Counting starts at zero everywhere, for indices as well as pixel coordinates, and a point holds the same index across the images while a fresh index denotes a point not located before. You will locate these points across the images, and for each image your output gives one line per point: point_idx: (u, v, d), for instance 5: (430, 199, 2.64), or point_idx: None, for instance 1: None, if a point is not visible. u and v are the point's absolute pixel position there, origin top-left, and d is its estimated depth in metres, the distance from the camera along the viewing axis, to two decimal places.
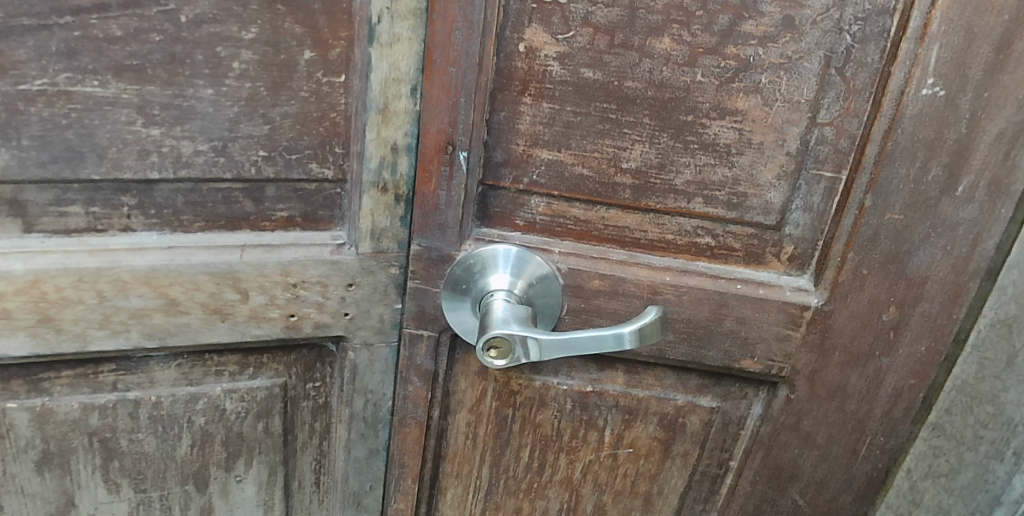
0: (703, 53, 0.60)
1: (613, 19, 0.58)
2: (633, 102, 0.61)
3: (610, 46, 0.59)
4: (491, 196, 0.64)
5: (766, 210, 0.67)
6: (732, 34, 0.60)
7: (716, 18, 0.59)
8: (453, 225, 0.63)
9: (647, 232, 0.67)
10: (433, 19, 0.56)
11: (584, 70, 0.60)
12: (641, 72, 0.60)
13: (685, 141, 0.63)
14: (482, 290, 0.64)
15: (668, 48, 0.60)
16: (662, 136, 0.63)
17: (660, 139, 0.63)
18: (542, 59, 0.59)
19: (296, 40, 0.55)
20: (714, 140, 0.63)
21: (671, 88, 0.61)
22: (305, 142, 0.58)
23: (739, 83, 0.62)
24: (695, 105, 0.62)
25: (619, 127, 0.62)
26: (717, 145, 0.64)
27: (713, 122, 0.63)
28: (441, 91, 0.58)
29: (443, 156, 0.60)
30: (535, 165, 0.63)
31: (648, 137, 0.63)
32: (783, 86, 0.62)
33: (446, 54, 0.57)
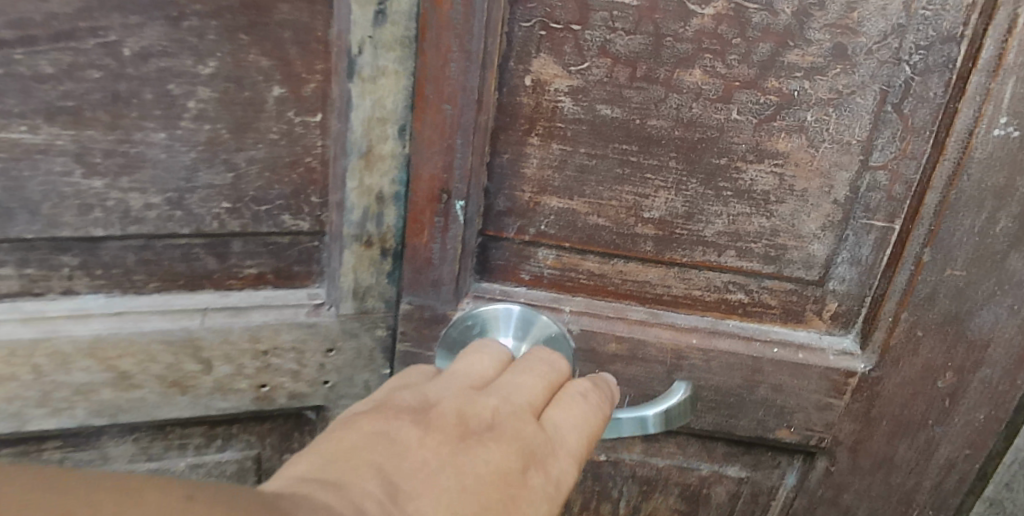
0: (740, 87, 0.53)
1: (636, 49, 0.51)
2: (658, 142, 0.54)
3: (631, 79, 0.52)
4: (493, 248, 0.57)
5: (807, 264, 0.60)
6: (774, 66, 0.52)
7: (756, 47, 0.51)
8: (449, 282, 0.54)
9: (672, 287, 0.60)
10: (424, 49, 0.48)
11: (601, 106, 0.52)
12: (667, 108, 0.53)
13: (717, 187, 0.56)
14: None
15: (700, 82, 0.52)
16: (691, 182, 0.56)
17: (688, 186, 0.56)
18: (552, 93, 0.52)
19: (262, 74, 0.47)
20: (751, 186, 0.56)
21: (702, 127, 0.54)
22: (276, 192, 0.50)
23: (781, 122, 0.54)
24: (729, 147, 0.55)
25: (640, 171, 0.55)
26: (754, 192, 0.57)
27: (749, 166, 0.55)
28: (435, 132, 0.50)
29: (437, 206, 0.52)
30: (543, 213, 0.56)
31: (674, 184, 0.56)
32: (831, 126, 0.55)
33: (440, 89, 0.48)
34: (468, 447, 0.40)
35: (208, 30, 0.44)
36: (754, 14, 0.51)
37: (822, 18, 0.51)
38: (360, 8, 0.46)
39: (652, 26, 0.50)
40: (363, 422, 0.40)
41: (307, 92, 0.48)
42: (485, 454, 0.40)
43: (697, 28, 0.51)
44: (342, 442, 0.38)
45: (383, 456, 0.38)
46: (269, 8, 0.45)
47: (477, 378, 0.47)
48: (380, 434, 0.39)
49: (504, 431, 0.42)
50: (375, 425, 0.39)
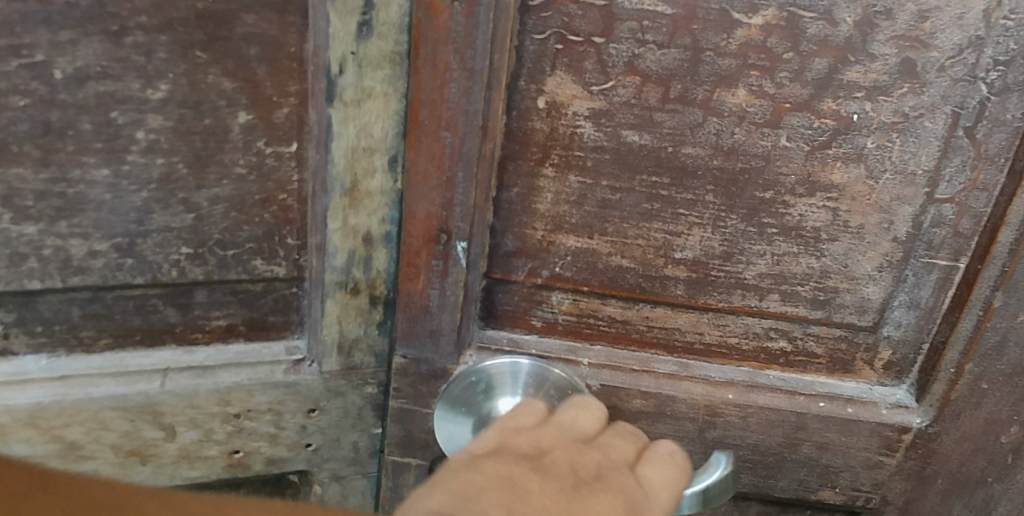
0: (791, 110, 0.46)
1: (669, 65, 0.45)
2: (693, 173, 0.48)
3: (664, 100, 0.46)
4: (499, 291, 0.53)
5: (860, 309, 0.53)
6: (830, 85, 0.45)
7: (811, 63, 0.45)
8: (444, 330, 0.51)
9: (705, 334, 0.55)
10: (418, 66, 0.43)
11: (627, 132, 0.47)
12: (704, 134, 0.47)
13: (760, 224, 0.50)
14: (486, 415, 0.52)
15: (744, 103, 0.46)
16: (730, 217, 0.50)
17: (727, 222, 0.50)
18: (571, 118, 0.46)
19: (224, 98, 0.43)
20: (799, 223, 0.50)
21: (743, 156, 0.48)
22: (244, 234, 0.47)
23: (836, 149, 0.48)
24: (777, 179, 0.49)
25: (671, 206, 0.50)
26: (803, 229, 0.51)
27: (797, 200, 0.49)
28: (432, 163, 0.46)
29: (434, 247, 0.49)
30: (559, 254, 0.51)
31: (711, 220, 0.50)
32: (894, 154, 0.48)
33: (437, 114, 0.44)
34: (582, 493, 0.39)
35: (157, 48, 0.40)
36: (810, 24, 0.44)
37: (888, 28, 0.44)
38: (338, 24, 0.42)
39: (689, 38, 0.44)
40: (485, 464, 0.39)
41: (278, 117, 0.45)
42: (597, 501, 0.39)
43: (742, 41, 0.44)
44: (471, 483, 0.37)
45: (508, 500, 0.36)
46: (232, 17, 0.41)
47: (581, 427, 0.46)
48: (502, 476, 0.38)
49: (610, 482, 0.41)
50: (501, 471, 0.39)
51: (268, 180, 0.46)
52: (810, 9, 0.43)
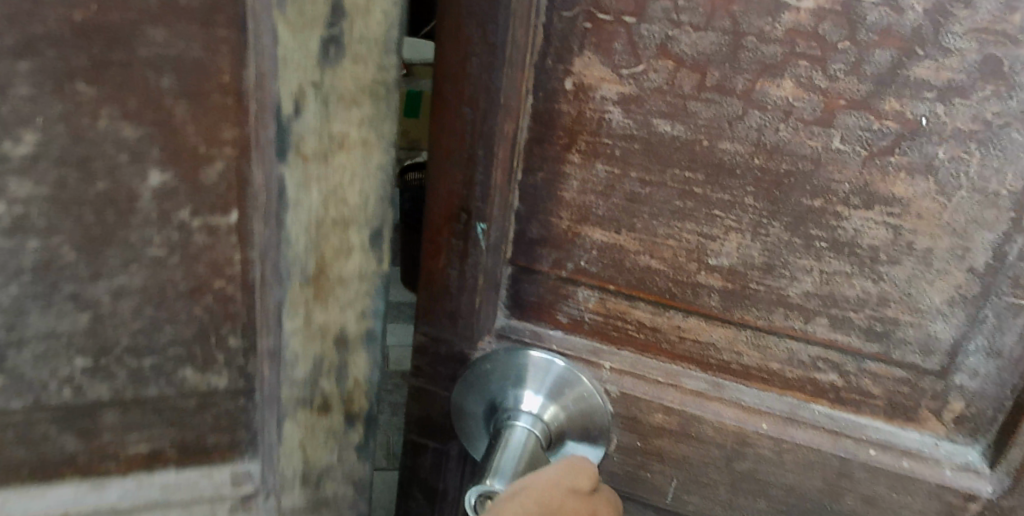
0: (845, 107, 0.46)
1: (706, 50, 0.47)
2: (731, 172, 0.49)
3: (699, 88, 0.48)
4: (525, 283, 0.57)
5: (925, 348, 0.52)
6: (894, 81, 0.45)
7: (870, 55, 0.45)
8: (467, 314, 0.58)
9: (742, 355, 0.55)
10: (443, 38, 0.49)
11: (659, 121, 0.49)
12: (745, 128, 0.48)
13: (806, 235, 0.50)
14: (502, 406, 0.58)
15: (790, 96, 0.47)
16: (772, 225, 0.50)
17: (769, 229, 0.50)
18: (598, 102, 0.49)
19: (126, 150, 0.46)
20: (855, 239, 0.49)
21: (788, 156, 0.48)
22: (166, 336, 0.53)
23: (898, 157, 0.47)
24: (828, 185, 0.49)
25: (706, 206, 0.51)
26: (858, 246, 0.50)
27: (852, 211, 0.49)
28: (455, 137, 0.51)
29: (455, 225, 0.54)
30: (583, 247, 0.54)
31: (750, 226, 0.51)
32: (972, 167, 0.46)
33: (460, 90, 0.49)
34: None
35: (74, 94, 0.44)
36: (870, 10, 0.44)
37: (967, 20, 0.43)
38: (291, 51, 0.42)
39: (729, 19, 0.46)
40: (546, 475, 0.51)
41: (209, 174, 0.49)
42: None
43: (790, 25, 0.45)
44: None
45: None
46: (133, 39, 0.43)
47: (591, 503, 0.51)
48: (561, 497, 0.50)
49: None
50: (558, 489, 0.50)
51: (197, 262, 0.51)
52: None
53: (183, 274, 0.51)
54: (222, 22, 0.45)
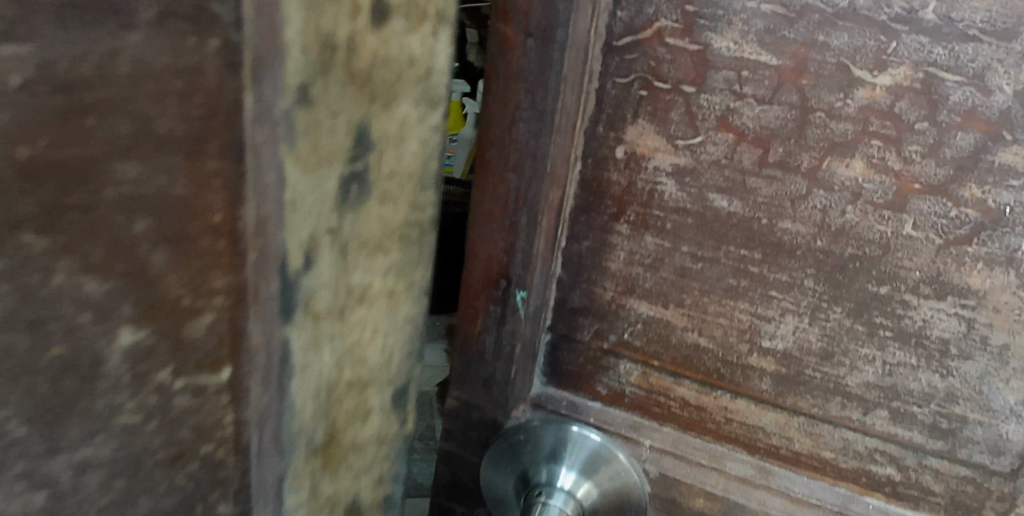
0: (919, 192, 0.43)
1: (771, 124, 0.43)
2: (791, 252, 0.46)
3: (761, 163, 0.44)
4: (564, 349, 0.55)
5: (994, 449, 0.48)
6: (976, 166, 0.42)
7: (951, 137, 0.41)
8: (503, 383, 0.55)
9: (793, 441, 0.52)
10: (490, 101, 0.46)
11: (715, 195, 0.46)
12: (808, 207, 0.45)
13: (870, 323, 0.47)
14: (535, 476, 0.54)
15: (860, 177, 0.43)
16: (833, 310, 0.47)
17: (829, 315, 0.47)
18: (650, 172, 0.47)
19: (89, 309, 0.28)
20: (923, 331, 0.46)
21: (855, 239, 0.45)
22: (143, 510, 0.33)
23: (976, 247, 0.43)
24: (897, 272, 0.45)
25: (762, 285, 0.47)
26: (926, 337, 0.46)
27: (922, 301, 0.45)
28: (498, 203, 0.49)
29: (495, 290, 0.52)
30: (628, 320, 0.51)
31: (808, 310, 0.47)
32: None
33: (505, 155, 0.47)
34: None
35: None
36: (953, 89, 0.40)
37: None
38: (296, 195, 0.34)
39: (796, 93, 0.42)
40: None
41: (194, 331, 0.32)
42: None
43: (864, 101, 0.42)
44: None
45: None
46: None
47: None
48: None
49: None
50: None
51: (183, 429, 0.33)
52: (955, 72, 0.40)
53: (165, 441, 0.32)
54: (199, 105, 0.28)
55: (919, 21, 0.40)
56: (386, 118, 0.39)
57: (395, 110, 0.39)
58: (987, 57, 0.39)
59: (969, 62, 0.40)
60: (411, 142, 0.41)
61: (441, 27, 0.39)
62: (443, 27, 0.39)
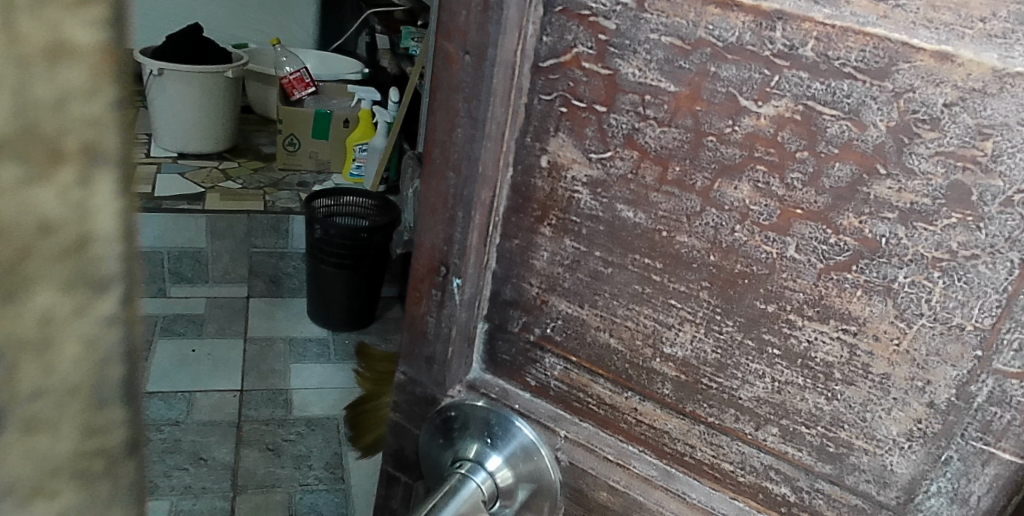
0: (801, 217, 0.49)
1: (669, 144, 0.52)
2: (688, 265, 0.55)
3: (660, 180, 0.54)
4: (500, 340, 0.67)
5: (881, 480, 0.53)
6: (853, 197, 0.47)
7: (829, 168, 0.48)
8: (440, 362, 0.69)
9: (694, 448, 0.59)
10: (433, 109, 0.60)
11: (623, 206, 0.56)
12: (700, 225, 0.53)
13: (759, 339, 0.54)
14: (466, 453, 0.67)
15: (748, 199, 0.51)
16: (726, 323, 0.55)
17: (721, 327, 0.55)
18: (568, 182, 0.58)
19: None
20: (808, 351, 0.52)
21: (744, 258, 0.52)
22: None
23: (855, 274, 0.49)
24: (783, 292, 0.52)
25: (664, 294, 0.56)
26: (812, 359, 0.52)
27: (807, 323, 0.52)
28: (441, 198, 0.62)
29: (436, 277, 0.66)
30: (549, 316, 0.63)
31: (705, 321, 0.55)
32: (934, 296, 0.47)
33: (446, 155, 0.60)
34: None
35: None
36: (832, 123, 0.47)
37: (932, 142, 0.44)
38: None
39: (690, 117, 0.51)
40: None
41: None
42: None
43: (749, 129, 0.49)
44: None
45: None
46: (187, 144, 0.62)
47: None
48: None
49: None
50: None
51: None
52: (832, 106, 0.46)
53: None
54: None
55: (799, 56, 0.46)
56: (54, 161, 0.17)
57: (40, 202, 0.17)
58: (861, 94, 0.45)
59: (844, 98, 0.46)
60: (100, 184, 0.18)
61: (97, 168, 0.18)
62: (102, 169, 0.18)
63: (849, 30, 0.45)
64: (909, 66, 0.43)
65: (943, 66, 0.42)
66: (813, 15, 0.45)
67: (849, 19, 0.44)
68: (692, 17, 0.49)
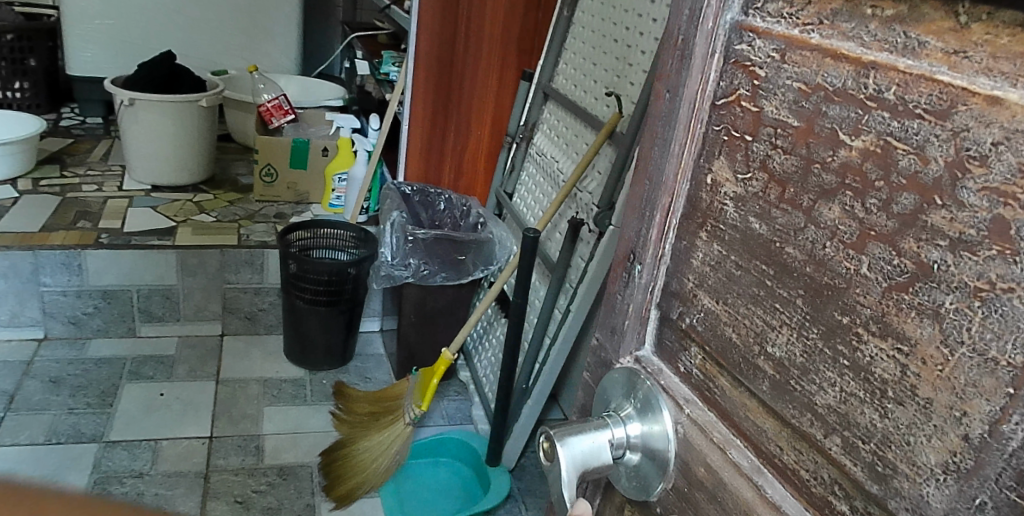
0: (875, 238, 0.52)
1: (789, 169, 0.58)
2: (790, 273, 0.58)
3: (780, 200, 0.59)
4: (666, 330, 0.73)
5: (917, 509, 0.50)
6: (914, 224, 0.49)
7: (898, 197, 0.50)
8: (620, 332, 0.78)
9: (783, 450, 0.60)
10: (645, 132, 0.73)
11: (754, 220, 0.61)
12: (802, 239, 0.57)
13: (835, 349, 0.55)
14: (619, 411, 0.74)
15: (838, 220, 0.54)
16: (812, 332, 0.57)
17: (810, 335, 0.57)
18: (722, 196, 0.65)
19: None
20: (869, 366, 0.53)
21: (830, 272, 0.55)
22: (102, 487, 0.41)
23: (911, 296, 0.50)
24: (854, 306, 0.54)
25: (772, 298, 0.60)
26: (873, 375, 0.53)
27: (870, 339, 0.53)
28: (637, 201, 0.74)
29: (627, 263, 0.76)
30: (695, 309, 0.68)
31: (798, 326, 0.58)
32: (975, 325, 0.46)
33: (645, 169, 0.73)
34: None
35: None
36: (903, 156, 0.50)
37: (981, 177, 0.45)
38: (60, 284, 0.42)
39: (806, 148, 0.56)
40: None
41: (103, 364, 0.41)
42: None
43: (844, 159, 0.53)
44: None
45: None
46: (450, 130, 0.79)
47: None
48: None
49: None
50: None
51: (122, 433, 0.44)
52: (905, 142, 0.49)
53: None
54: None
55: (884, 99, 0.50)
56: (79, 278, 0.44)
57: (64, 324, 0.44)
58: (927, 132, 0.48)
59: (913, 134, 0.49)
60: None
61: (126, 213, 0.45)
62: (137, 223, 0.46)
63: (923, 78, 0.48)
64: (966, 108, 0.45)
65: (994, 109, 0.44)
66: (899, 65, 0.49)
67: (925, 68, 0.48)
68: (814, 67, 0.55)
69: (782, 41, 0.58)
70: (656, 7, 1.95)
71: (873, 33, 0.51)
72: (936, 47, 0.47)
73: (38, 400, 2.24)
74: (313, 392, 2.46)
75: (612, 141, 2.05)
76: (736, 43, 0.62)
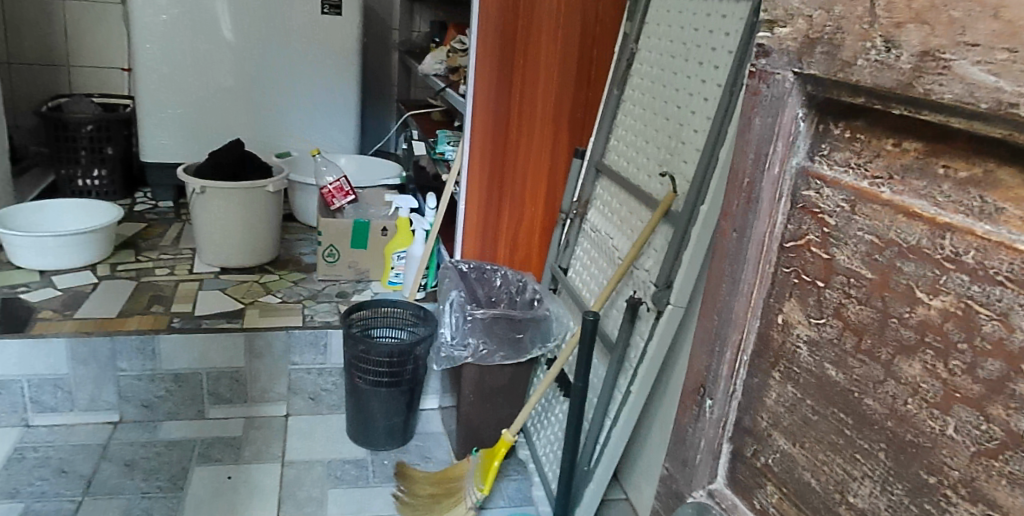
0: (961, 401, 0.55)
1: (865, 318, 0.62)
2: (872, 425, 0.62)
3: (857, 350, 0.63)
4: (739, 466, 0.77)
5: None
6: (1001, 391, 0.52)
7: (983, 361, 0.53)
8: (692, 465, 0.82)
9: None
10: (712, 268, 0.79)
11: (830, 368, 0.66)
12: (883, 392, 0.61)
13: (922, 507, 0.58)
14: None
15: (918, 376, 0.58)
16: (896, 486, 0.60)
17: (894, 488, 0.61)
18: (794, 338, 0.70)
19: None
20: None
21: (913, 428, 0.59)
22: None
23: (1001, 463, 0.53)
24: (941, 466, 0.57)
25: (851, 446, 0.64)
26: None
27: (960, 502, 0.55)
28: (706, 331, 0.80)
29: (698, 393, 0.82)
30: (771, 448, 0.73)
31: (880, 479, 0.62)
32: None
33: (712, 302, 0.79)
34: None
35: None
36: (986, 322, 0.53)
37: None
38: None
39: (881, 300, 0.61)
40: None
41: None
42: None
43: (922, 317, 0.58)
44: None
45: None
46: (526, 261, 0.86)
47: None
48: None
49: None
50: None
51: None
52: (987, 306, 0.53)
53: None
54: None
55: (962, 261, 0.55)
56: None
57: None
58: (1012, 300, 0.51)
59: (997, 300, 0.52)
60: None
61: None
62: None
63: (1003, 245, 0.52)
64: None
65: None
66: (976, 228, 0.54)
67: (1004, 235, 0.52)
68: (887, 222, 0.60)
69: (851, 191, 0.64)
70: (708, 86, 1.97)
71: (945, 193, 0.56)
72: (1014, 214, 0.51)
73: (113, 483, 2.29)
74: (376, 474, 2.45)
75: (668, 218, 2.04)
76: (803, 188, 0.69)
